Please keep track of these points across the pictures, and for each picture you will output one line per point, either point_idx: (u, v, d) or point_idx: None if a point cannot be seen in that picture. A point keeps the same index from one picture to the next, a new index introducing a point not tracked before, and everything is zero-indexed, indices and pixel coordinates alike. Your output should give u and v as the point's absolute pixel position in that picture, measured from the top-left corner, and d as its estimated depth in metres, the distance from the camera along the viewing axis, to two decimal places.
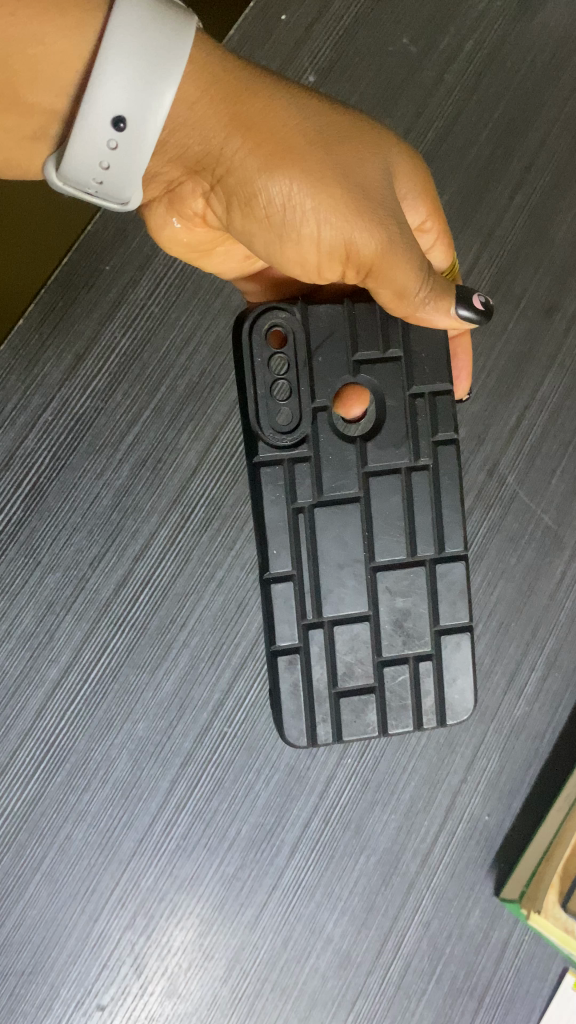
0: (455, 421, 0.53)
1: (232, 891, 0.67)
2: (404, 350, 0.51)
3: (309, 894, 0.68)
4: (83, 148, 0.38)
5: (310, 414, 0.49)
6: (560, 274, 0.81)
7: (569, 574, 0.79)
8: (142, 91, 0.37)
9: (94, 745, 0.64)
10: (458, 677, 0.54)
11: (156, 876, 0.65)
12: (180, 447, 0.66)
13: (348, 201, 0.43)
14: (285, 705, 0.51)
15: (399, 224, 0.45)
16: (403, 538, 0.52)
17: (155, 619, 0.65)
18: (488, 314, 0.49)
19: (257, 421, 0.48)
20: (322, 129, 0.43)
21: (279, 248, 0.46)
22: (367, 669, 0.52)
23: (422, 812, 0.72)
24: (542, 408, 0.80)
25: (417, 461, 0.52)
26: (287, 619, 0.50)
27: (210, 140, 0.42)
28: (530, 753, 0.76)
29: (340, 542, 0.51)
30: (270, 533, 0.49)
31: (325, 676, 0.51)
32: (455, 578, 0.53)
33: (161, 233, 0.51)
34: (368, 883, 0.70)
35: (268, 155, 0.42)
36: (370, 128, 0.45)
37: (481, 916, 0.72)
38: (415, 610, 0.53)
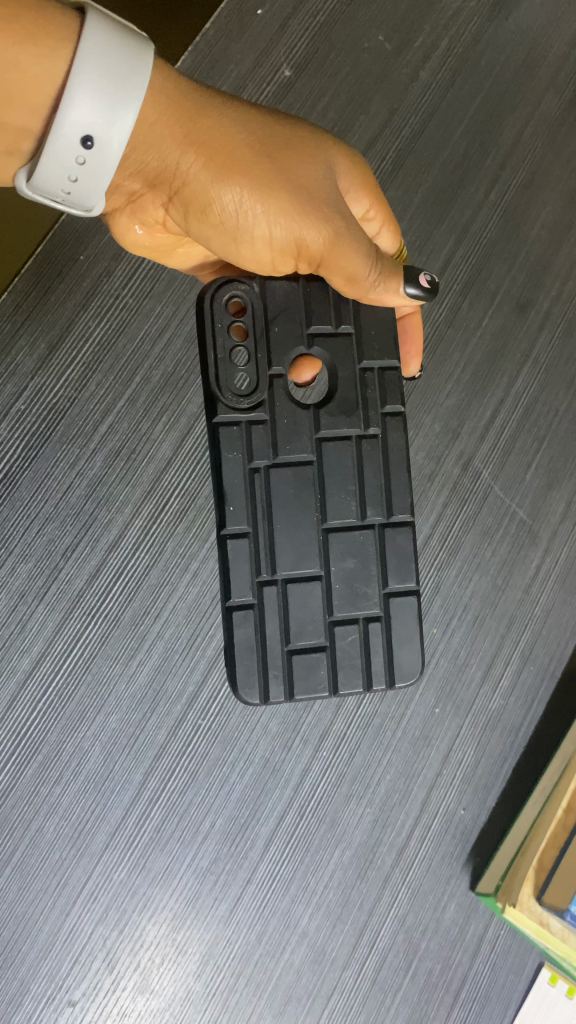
0: (402, 394, 0.54)
1: (206, 886, 0.66)
2: (354, 325, 0.52)
3: (284, 888, 0.68)
4: (53, 163, 0.40)
5: (267, 381, 0.50)
6: (533, 272, 0.82)
7: (542, 569, 0.80)
8: (108, 111, 0.39)
9: (66, 738, 0.64)
10: (406, 639, 0.53)
11: (129, 870, 0.64)
12: (154, 439, 0.66)
13: (295, 204, 0.46)
14: (239, 661, 0.50)
15: (344, 220, 0.48)
16: (353, 502, 0.52)
17: (129, 611, 0.65)
18: (434, 292, 0.52)
19: (216, 382, 0.49)
20: (266, 140, 0.46)
21: (235, 248, 0.49)
22: (317, 627, 0.51)
23: (397, 805, 0.73)
24: (517, 404, 0.80)
25: (367, 429, 0.53)
26: (242, 574, 0.49)
27: (166, 157, 0.44)
28: (506, 746, 0.77)
29: (293, 502, 0.51)
30: (227, 489, 0.49)
31: (278, 633, 0.51)
32: (402, 542, 0.53)
33: (125, 237, 0.54)
34: (344, 877, 0.70)
35: (220, 168, 0.45)
36: (311, 133, 0.48)
37: (456, 910, 0.73)
38: (364, 570, 0.53)
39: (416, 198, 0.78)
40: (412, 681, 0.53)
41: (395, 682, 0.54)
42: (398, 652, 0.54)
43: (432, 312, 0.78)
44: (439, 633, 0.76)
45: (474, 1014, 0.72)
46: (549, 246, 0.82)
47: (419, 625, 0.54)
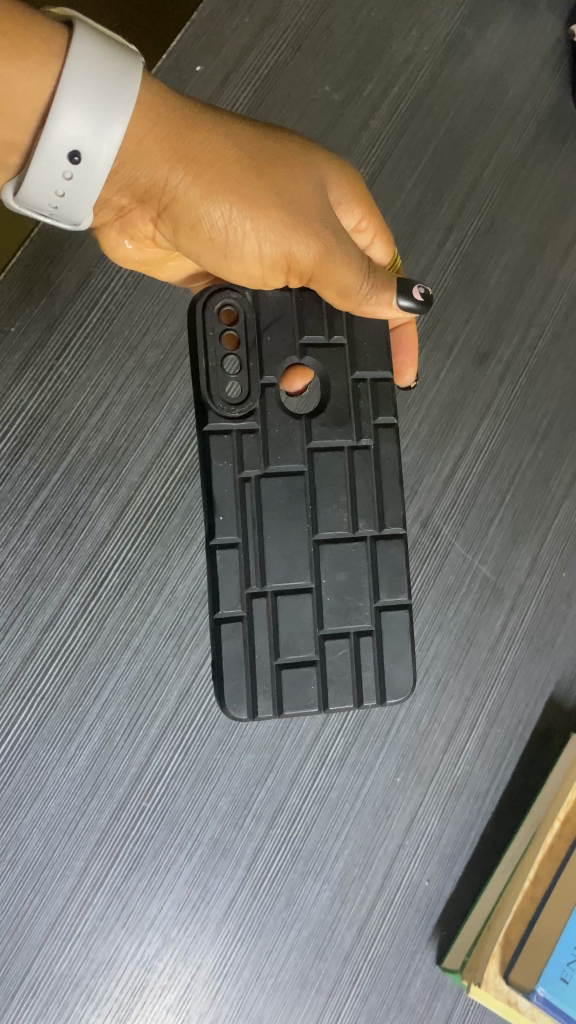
0: (395, 408, 0.55)
1: (153, 975, 0.64)
2: (347, 336, 0.54)
3: (237, 972, 0.66)
4: (41, 176, 0.39)
5: (259, 389, 0.51)
6: (494, 320, 0.79)
7: (509, 626, 0.78)
8: (96, 125, 0.38)
9: (2, 825, 0.61)
10: (398, 654, 0.55)
11: (70, 960, 0.62)
12: (92, 511, 0.64)
13: (285, 218, 0.46)
14: (228, 674, 0.50)
15: (334, 233, 0.48)
16: (344, 514, 0.53)
17: (67, 691, 0.63)
18: (428, 306, 0.52)
19: (207, 391, 0.50)
20: (254, 154, 0.45)
21: (225, 262, 0.49)
22: (307, 640, 0.52)
23: (356, 880, 0.70)
24: (478, 456, 0.78)
25: (359, 441, 0.54)
26: (231, 585, 0.50)
27: (156, 173, 0.44)
28: (472, 813, 0.75)
29: (283, 512, 0.52)
30: (217, 499, 0.50)
31: (267, 647, 0.51)
32: (394, 556, 0.55)
33: (115, 252, 0.53)
34: (301, 958, 0.68)
35: (209, 184, 0.44)
36: (300, 148, 0.48)
37: (422, 986, 0.71)
38: (355, 583, 0.54)
39: None
40: (403, 696, 0.54)
41: (385, 698, 0.54)
42: (390, 670, 0.54)
43: None
44: (400, 699, 0.73)
45: None
46: (509, 293, 0.80)
47: (410, 641, 0.55)
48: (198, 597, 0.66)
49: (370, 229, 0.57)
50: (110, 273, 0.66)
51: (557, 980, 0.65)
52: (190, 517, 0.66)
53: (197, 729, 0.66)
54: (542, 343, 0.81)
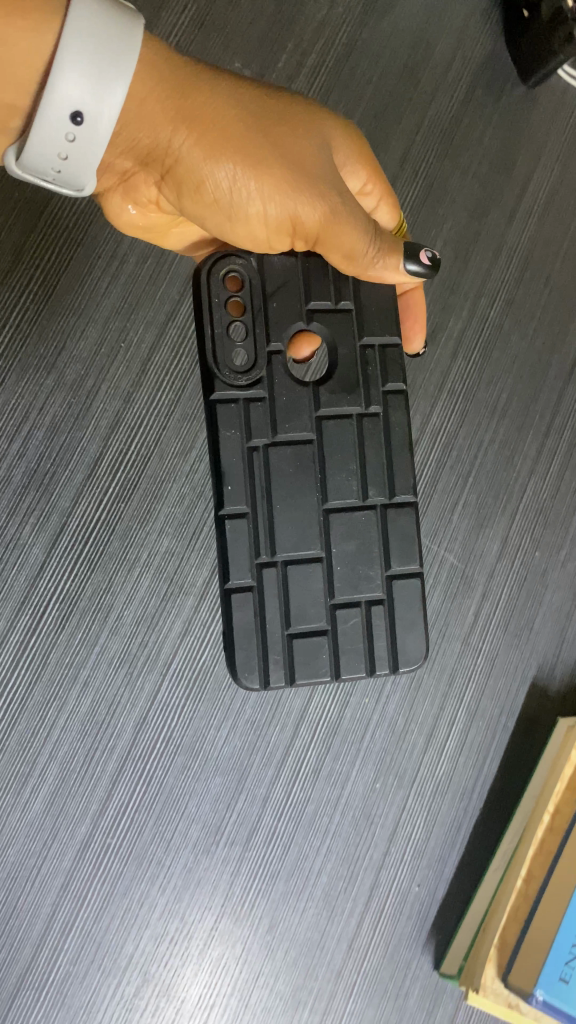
0: (404, 371, 0.53)
1: (136, 1014, 0.62)
2: (354, 301, 0.51)
3: (225, 1001, 0.64)
4: (43, 139, 0.38)
5: (265, 357, 0.49)
6: (440, 295, 0.75)
7: (482, 615, 0.74)
8: (97, 84, 0.37)
9: None
10: (410, 621, 0.52)
11: (46, 1007, 0.60)
12: (23, 543, 0.61)
13: (290, 178, 0.45)
14: (239, 645, 0.48)
15: (340, 195, 0.47)
16: (354, 482, 0.51)
17: (15, 735, 0.60)
18: (434, 269, 0.51)
19: (213, 358, 0.47)
20: (260, 113, 0.44)
21: (230, 226, 0.47)
22: (318, 610, 0.50)
23: (342, 894, 0.68)
24: (435, 439, 0.74)
25: (368, 408, 0.52)
26: (242, 555, 0.48)
27: (157, 132, 0.42)
28: (459, 812, 0.72)
29: (293, 483, 0.50)
30: (225, 469, 0.48)
31: (278, 616, 0.49)
32: (404, 524, 0.52)
33: (118, 221, 0.51)
34: (290, 979, 0.66)
35: (213, 142, 0.43)
36: (305, 108, 0.46)
37: (421, 993, 0.69)
38: (367, 552, 0.51)
39: None
40: (417, 664, 0.52)
41: (398, 666, 0.52)
42: (402, 637, 0.52)
43: None
44: (372, 704, 0.70)
45: None
46: (454, 263, 0.76)
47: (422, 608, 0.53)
48: (145, 621, 0.63)
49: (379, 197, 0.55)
50: (20, 288, 0.61)
51: (558, 983, 0.61)
52: (129, 538, 0.63)
53: (158, 758, 0.63)
54: (494, 314, 0.77)
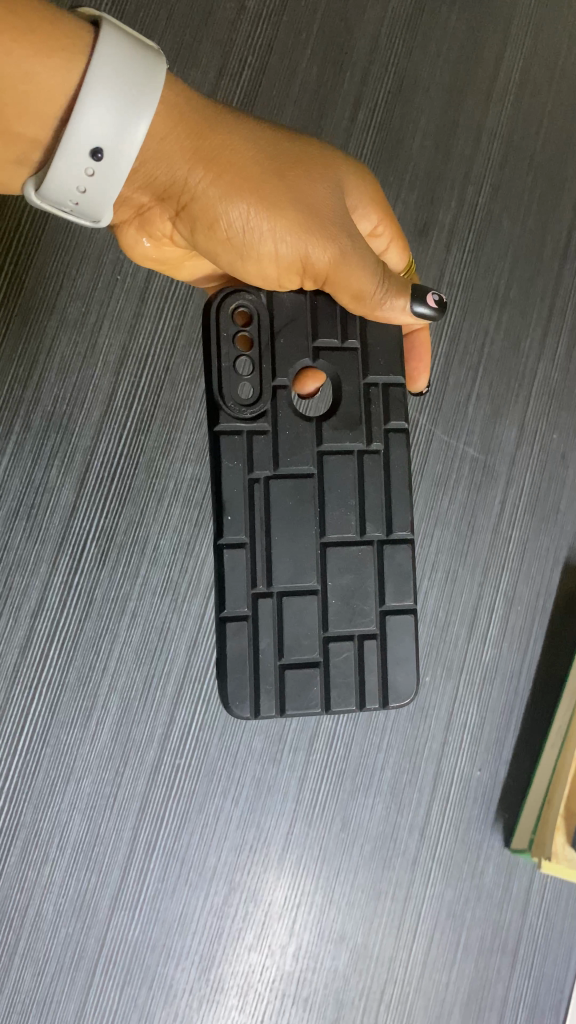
0: (407, 411, 0.51)
1: (227, 920, 0.64)
2: (361, 341, 0.50)
3: (309, 899, 0.66)
4: (63, 174, 0.37)
5: (270, 392, 0.47)
6: (426, 189, 0.74)
7: (508, 503, 0.75)
8: (121, 121, 0.36)
9: (42, 814, 0.60)
10: (402, 659, 0.51)
11: (143, 924, 0.62)
12: (52, 485, 0.61)
13: (304, 219, 0.44)
14: (231, 674, 0.47)
15: (354, 238, 0.46)
16: (353, 518, 0.50)
17: (74, 670, 0.61)
18: (443, 312, 0.49)
19: (218, 392, 0.46)
20: (279, 156, 0.43)
21: (241, 263, 0.46)
22: (312, 643, 0.49)
23: (408, 785, 0.70)
24: (441, 335, 0.74)
25: (370, 444, 0.50)
26: (239, 584, 0.47)
27: (175, 173, 0.42)
28: (509, 694, 0.74)
29: (294, 517, 0.48)
30: (226, 500, 0.46)
31: (271, 646, 0.48)
32: (401, 561, 0.51)
33: (133, 254, 0.50)
34: (369, 870, 0.68)
35: (229, 184, 0.42)
36: (321, 150, 0.46)
37: (495, 870, 0.72)
38: (361, 588, 0.50)
39: None
40: (407, 702, 0.50)
41: (388, 702, 0.51)
42: (393, 673, 0.51)
43: None
44: None
45: (538, 963, 0.72)
46: (436, 155, 0.75)
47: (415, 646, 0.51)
48: (182, 548, 0.64)
49: (387, 234, 0.56)
50: (8, 230, 0.61)
51: None
52: (155, 468, 0.64)
53: (214, 676, 0.64)
54: (483, 201, 0.76)
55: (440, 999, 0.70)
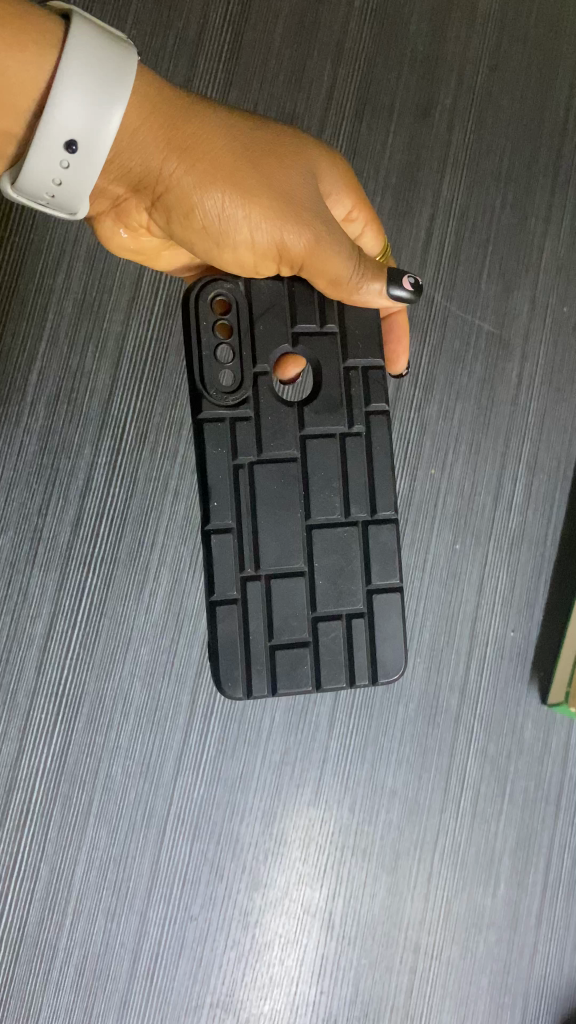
0: (386, 393, 0.52)
1: (285, 777, 0.67)
2: (340, 325, 0.50)
3: (360, 755, 0.69)
4: (38, 167, 0.38)
5: (251, 378, 0.48)
6: (426, 70, 0.76)
7: (525, 376, 0.77)
8: (95, 112, 0.37)
9: (105, 681, 0.63)
10: (389, 636, 0.51)
11: (207, 782, 0.65)
12: (88, 370, 0.64)
13: (279, 205, 0.44)
14: (223, 654, 0.47)
15: (328, 224, 0.46)
16: (337, 499, 0.50)
17: (124, 546, 0.64)
18: (420, 293, 0.50)
19: (201, 380, 0.47)
20: (251, 144, 0.44)
21: (217, 251, 0.47)
22: (301, 623, 0.49)
23: (446, 647, 0.73)
24: (450, 214, 0.76)
25: (351, 428, 0.51)
26: (227, 567, 0.47)
27: (150, 162, 0.42)
28: (538, 558, 0.76)
29: (280, 502, 0.49)
30: (211, 485, 0.47)
31: (262, 627, 0.48)
32: (385, 542, 0.51)
33: (109, 240, 0.50)
34: (415, 727, 0.71)
35: (203, 173, 0.42)
36: (294, 138, 0.46)
37: (534, 725, 0.75)
38: (348, 568, 0.50)
39: (276, 32, 0.72)
40: (395, 677, 0.51)
41: (378, 679, 0.51)
42: (381, 649, 0.51)
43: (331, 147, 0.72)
44: (439, 473, 0.74)
45: None
46: (433, 37, 0.76)
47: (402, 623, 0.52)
48: None
49: (362, 216, 0.56)
50: None
51: None
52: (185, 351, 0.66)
53: None
54: (482, 81, 0.77)
55: (489, 847, 0.73)
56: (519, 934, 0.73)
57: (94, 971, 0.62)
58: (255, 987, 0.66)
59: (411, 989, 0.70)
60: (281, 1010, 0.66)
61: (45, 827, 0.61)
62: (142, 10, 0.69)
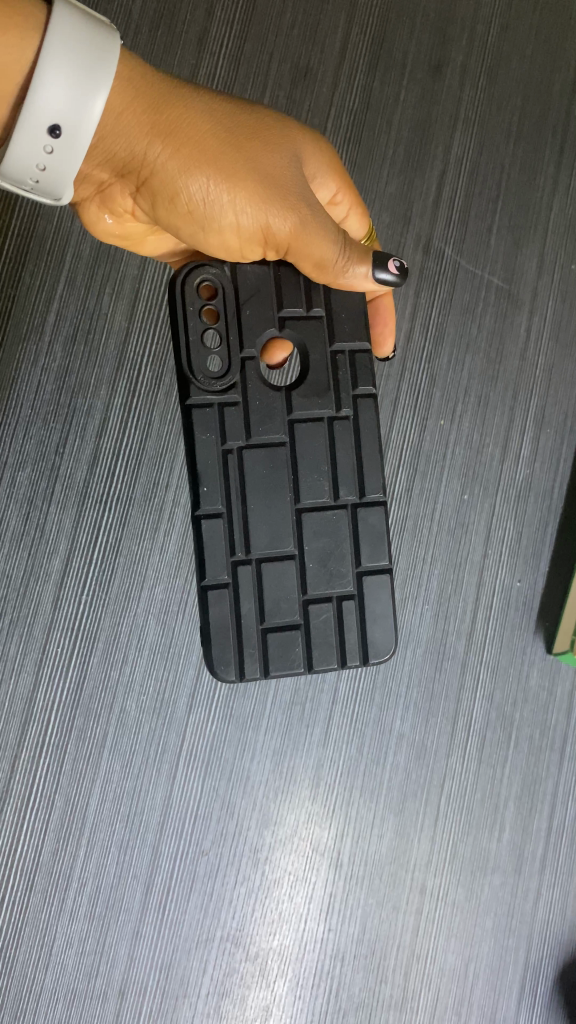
0: (374, 376, 0.50)
1: (295, 717, 0.68)
2: (326, 309, 0.49)
3: (369, 699, 0.70)
4: (22, 150, 0.37)
5: (239, 362, 0.46)
6: (438, 26, 0.76)
7: (534, 331, 0.78)
8: (78, 99, 0.36)
9: (120, 617, 0.64)
10: (381, 618, 0.49)
11: (218, 720, 0.66)
12: (104, 312, 0.64)
13: (264, 188, 0.43)
14: (214, 640, 0.46)
15: (314, 208, 0.44)
16: (326, 485, 0.48)
17: (139, 486, 0.65)
18: (404, 277, 0.47)
19: (188, 366, 0.45)
20: (235, 127, 0.42)
21: (203, 236, 0.45)
22: (293, 606, 0.48)
23: (453, 596, 0.74)
24: (460, 169, 0.76)
25: (339, 412, 0.49)
26: (218, 553, 0.46)
27: (133, 146, 0.41)
28: (544, 511, 0.77)
29: (269, 486, 0.47)
30: (201, 470, 0.45)
31: (253, 611, 0.47)
32: (375, 523, 0.50)
33: (94, 230, 0.49)
34: (423, 673, 0.72)
35: (188, 158, 0.41)
36: (279, 121, 0.45)
37: (539, 673, 0.76)
38: (337, 550, 0.49)
39: None
40: (388, 659, 0.49)
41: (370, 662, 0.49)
42: (373, 632, 0.49)
43: (345, 100, 0.73)
44: (448, 424, 0.75)
45: None
46: None
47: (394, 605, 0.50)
48: None
49: (347, 199, 0.54)
50: None
51: None
52: None
53: None
54: (492, 39, 0.78)
55: (495, 792, 0.73)
56: (523, 878, 0.74)
57: (107, 901, 0.63)
58: (264, 923, 0.67)
59: (417, 929, 0.70)
60: (289, 946, 0.67)
61: (60, 759, 0.63)
62: None
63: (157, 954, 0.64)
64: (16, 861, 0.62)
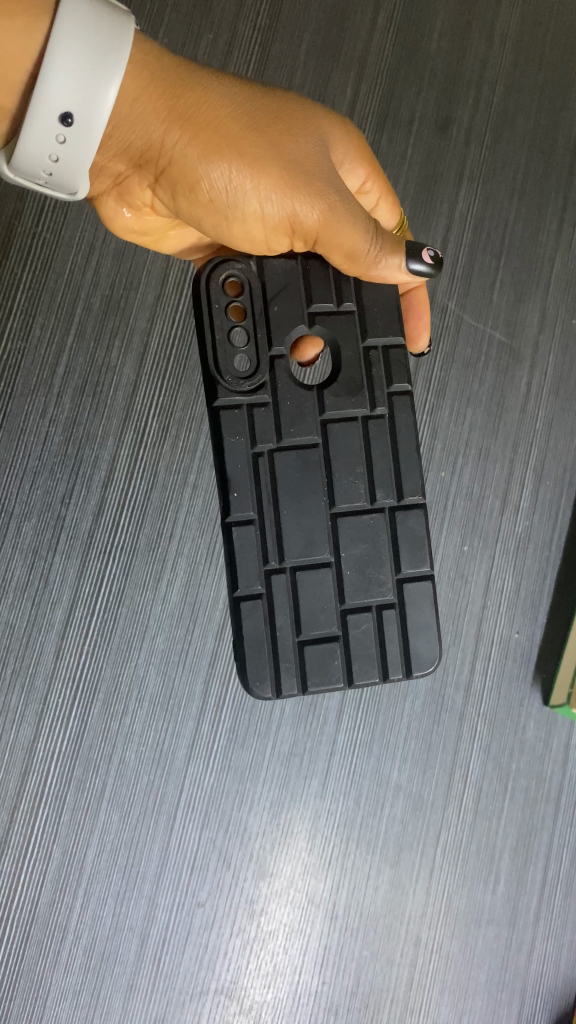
0: (409, 372, 0.49)
1: (293, 769, 0.68)
2: (357, 304, 0.48)
3: (366, 749, 0.71)
4: (35, 142, 0.37)
5: (268, 362, 0.46)
6: (444, 87, 0.78)
7: (535, 384, 0.80)
8: (88, 84, 0.36)
9: (120, 667, 0.64)
10: (423, 627, 0.49)
11: (216, 770, 0.66)
12: (113, 365, 0.65)
13: (286, 174, 0.43)
14: (249, 654, 0.46)
15: (340, 194, 0.44)
16: (361, 487, 0.48)
17: (143, 537, 0.65)
18: (439, 267, 0.48)
19: (215, 368, 0.45)
20: (257, 112, 0.42)
21: (226, 226, 0.45)
22: (330, 617, 0.47)
23: (452, 645, 0.74)
24: (464, 226, 0.78)
25: (374, 410, 0.48)
26: (249, 563, 0.46)
27: (151, 133, 0.41)
28: (544, 562, 0.78)
29: (302, 490, 0.47)
30: (231, 477, 0.45)
31: (288, 624, 0.47)
32: (415, 529, 0.49)
33: (113, 224, 0.49)
34: (421, 724, 0.72)
35: (207, 143, 0.41)
36: (299, 103, 0.44)
37: (536, 725, 0.76)
38: (376, 558, 0.48)
39: (302, 47, 0.74)
40: (431, 669, 0.49)
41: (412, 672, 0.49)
42: (414, 642, 0.49)
43: None
44: (449, 475, 0.76)
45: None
46: (453, 56, 0.78)
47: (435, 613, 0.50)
48: None
49: (375, 188, 0.54)
50: None
51: None
52: None
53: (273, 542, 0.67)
54: (497, 100, 0.80)
55: (490, 843, 0.73)
56: (518, 931, 0.74)
57: (102, 953, 0.63)
58: (258, 976, 0.66)
59: (410, 984, 0.70)
60: (283, 1000, 0.67)
61: (59, 809, 0.63)
62: (174, 22, 0.71)
63: (151, 1006, 0.64)
64: (14, 908, 0.62)
